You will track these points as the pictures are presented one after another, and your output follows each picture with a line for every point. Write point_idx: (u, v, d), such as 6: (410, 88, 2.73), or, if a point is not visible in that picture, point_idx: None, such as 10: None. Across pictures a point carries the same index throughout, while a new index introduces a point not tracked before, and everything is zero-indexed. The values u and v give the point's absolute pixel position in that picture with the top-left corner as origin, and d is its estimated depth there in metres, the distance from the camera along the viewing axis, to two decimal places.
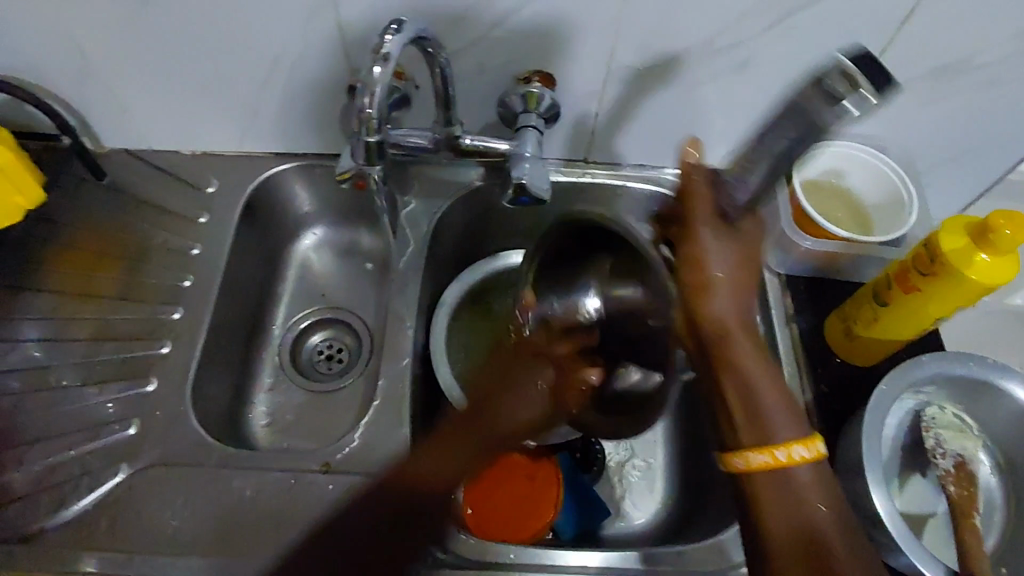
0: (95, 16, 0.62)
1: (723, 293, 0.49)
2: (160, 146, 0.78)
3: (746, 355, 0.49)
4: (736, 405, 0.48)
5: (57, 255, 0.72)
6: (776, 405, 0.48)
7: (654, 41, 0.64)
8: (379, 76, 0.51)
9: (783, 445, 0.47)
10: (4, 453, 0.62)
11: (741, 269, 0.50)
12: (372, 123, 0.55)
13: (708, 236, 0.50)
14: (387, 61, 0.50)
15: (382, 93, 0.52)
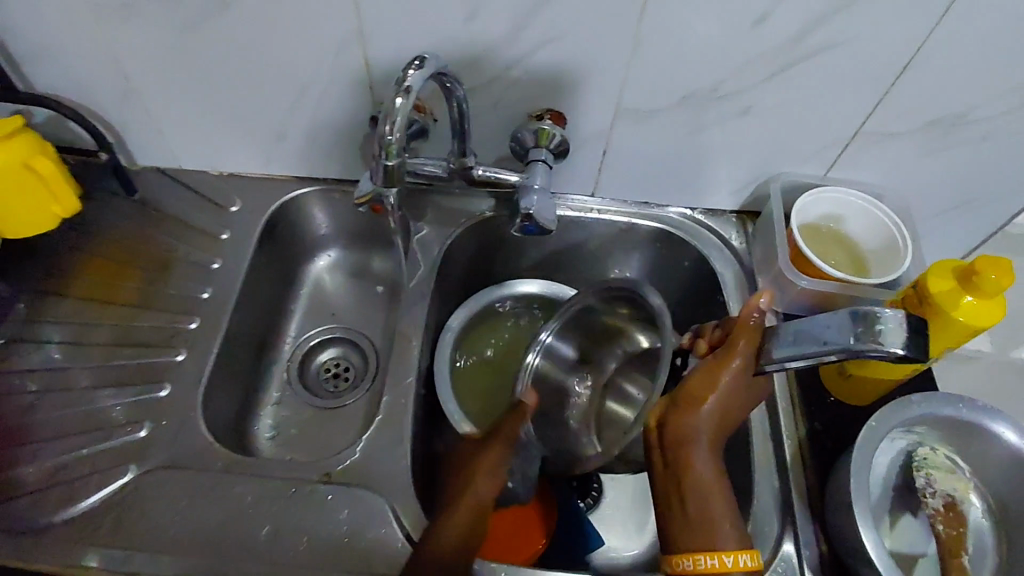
0: (141, 43, 0.67)
1: (704, 408, 0.56)
2: (189, 166, 0.82)
3: (703, 471, 0.55)
4: (677, 510, 0.55)
5: (84, 262, 0.76)
6: (719, 526, 0.53)
7: (661, 86, 0.68)
8: (401, 106, 0.55)
9: (730, 552, 0.52)
10: (18, 448, 0.64)
11: (733, 397, 0.57)
12: (392, 149, 0.58)
13: (731, 372, 0.56)
14: (409, 93, 0.53)
15: (403, 122, 0.56)
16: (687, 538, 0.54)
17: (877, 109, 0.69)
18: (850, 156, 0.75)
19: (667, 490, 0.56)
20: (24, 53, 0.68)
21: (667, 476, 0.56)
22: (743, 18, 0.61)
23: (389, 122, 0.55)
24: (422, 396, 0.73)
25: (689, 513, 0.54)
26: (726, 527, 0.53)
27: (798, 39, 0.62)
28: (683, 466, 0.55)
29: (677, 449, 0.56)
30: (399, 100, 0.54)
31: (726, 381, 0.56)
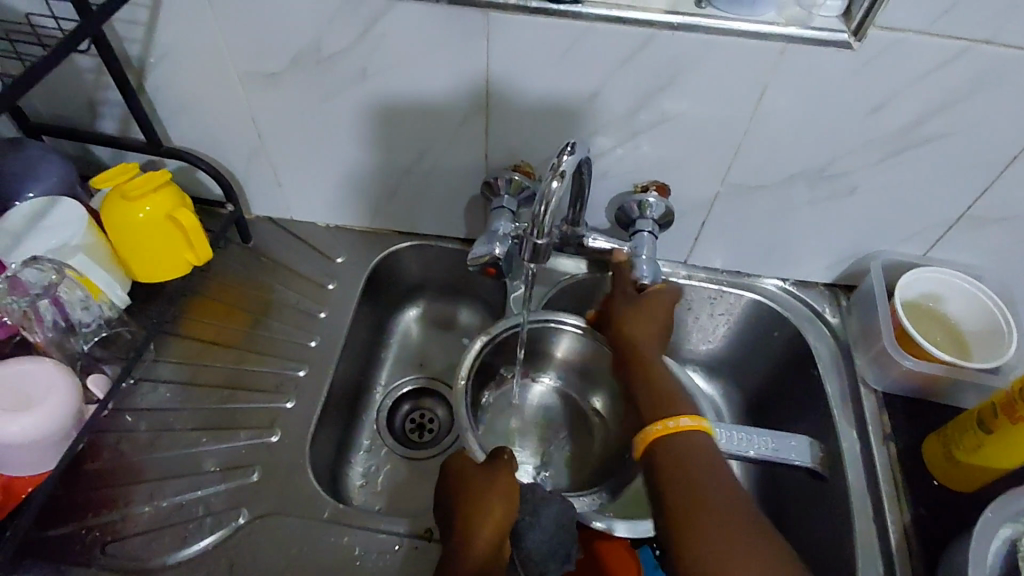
0: (278, 107, 0.72)
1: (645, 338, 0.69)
2: (299, 217, 0.87)
3: (684, 421, 0.60)
4: (665, 459, 0.58)
5: (197, 305, 0.79)
6: (718, 476, 0.56)
7: (768, 165, 0.70)
8: (555, 189, 0.56)
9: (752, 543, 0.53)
10: (133, 486, 0.66)
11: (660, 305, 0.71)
12: (544, 225, 0.59)
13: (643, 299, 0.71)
14: (564, 177, 0.54)
15: (557, 202, 0.57)
16: (694, 488, 0.55)
17: (982, 195, 0.70)
18: (951, 238, 0.75)
19: (659, 443, 0.59)
20: (170, 110, 0.74)
21: (660, 425, 0.60)
22: (858, 106, 0.63)
23: (544, 203, 0.56)
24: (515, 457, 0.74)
25: (690, 464, 0.57)
26: (721, 472, 0.57)
27: (910, 127, 0.64)
28: (673, 418, 0.60)
29: (653, 390, 0.64)
30: (554, 183, 0.55)
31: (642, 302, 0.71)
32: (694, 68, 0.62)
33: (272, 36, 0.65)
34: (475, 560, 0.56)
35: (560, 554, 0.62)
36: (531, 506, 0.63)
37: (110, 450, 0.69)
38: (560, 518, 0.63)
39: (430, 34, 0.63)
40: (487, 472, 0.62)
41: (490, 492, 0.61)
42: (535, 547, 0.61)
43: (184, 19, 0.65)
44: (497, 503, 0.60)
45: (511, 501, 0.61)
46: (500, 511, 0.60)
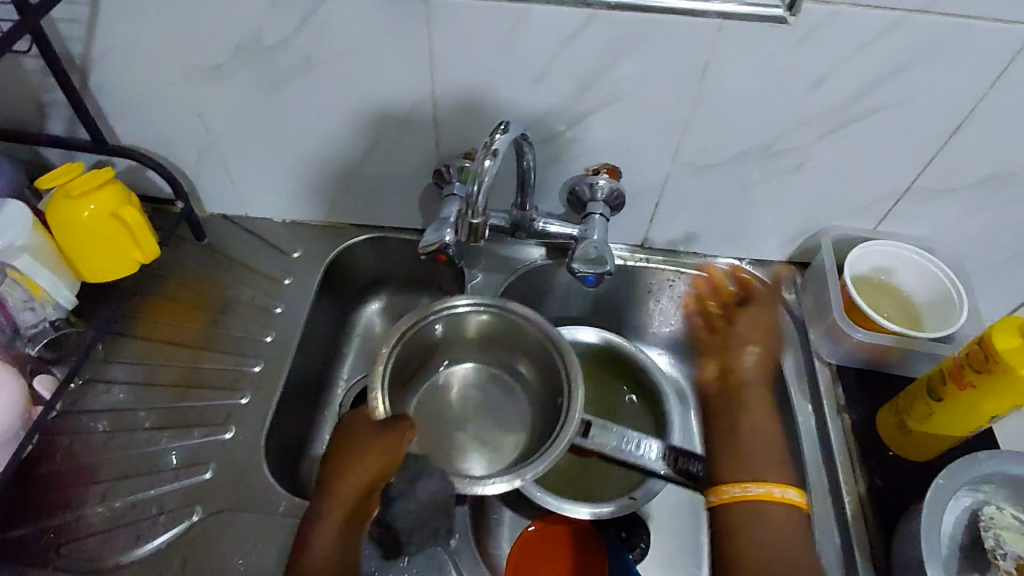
0: (223, 100, 0.71)
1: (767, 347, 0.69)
2: (256, 213, 0.86)
3: (752, 490, 0.61)
4: (741, 524, 0.60)
5: (151, 305, 0.78)
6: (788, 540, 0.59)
7: (715, 143, 0.70)
8: (487, 168, 0.56)
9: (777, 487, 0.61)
10: (87, 488, 0.66)
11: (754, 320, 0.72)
12: (477, 208, 0.59)
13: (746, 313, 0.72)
14: (496, 156, 0.55)
15: (489, 183, 0.57)
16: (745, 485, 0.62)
17: (928, 166, 0.70)
18: (901, 210, 0.76)
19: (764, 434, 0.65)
20: (116, 109, 0.73)
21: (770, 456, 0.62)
22: (801, 80, 0.63)
23: (477, 183, 0.56)
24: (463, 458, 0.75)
25: (747, 537, 0.59)
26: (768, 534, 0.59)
27: (853, 100, 0.65)
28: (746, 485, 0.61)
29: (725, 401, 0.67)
30: (487, 162, 0.56)
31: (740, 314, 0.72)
32: (636, 48, 0.62)
33: (214, 28, 0.64)
34: (338, 514, 0.57)
35: (428, 527, 0.63)
36: (409, 473, 0.63)
37: (63, 452, 0.68)
38: (438, 493, 0.63)
39: (371, 22, 0.62)
40: (377, 429, 0.61)
41: (354, 462, 0.59)
42: (402, 517, 0.62)
43: (122, 15, 0.64)
44: (370, 463, 0.59)
45: (388, 461, 0.59)
46: (373, 468, 0.59)
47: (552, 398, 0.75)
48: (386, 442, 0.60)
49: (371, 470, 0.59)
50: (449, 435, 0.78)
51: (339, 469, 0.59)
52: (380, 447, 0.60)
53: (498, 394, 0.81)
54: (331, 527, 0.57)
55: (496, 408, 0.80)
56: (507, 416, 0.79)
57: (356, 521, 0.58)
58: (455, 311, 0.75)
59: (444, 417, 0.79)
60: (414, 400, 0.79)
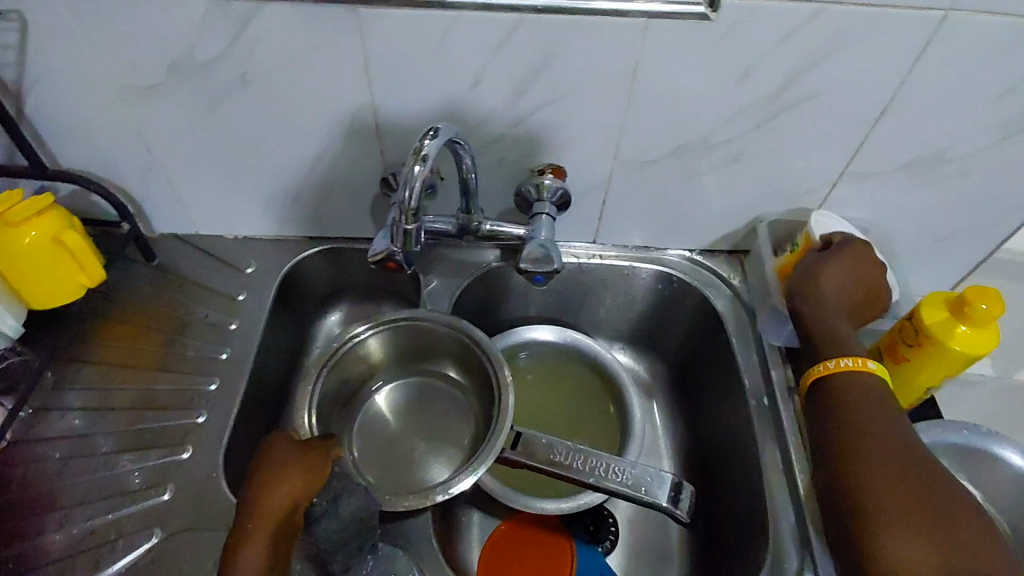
0: (164, 120, 0.71)
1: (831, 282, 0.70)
2: (207, 231, 0.86)
3: (845, 362, 0.63)
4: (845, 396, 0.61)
5: (103, 329, 0.78)
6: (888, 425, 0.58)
7: (655, 139, 0.72)
8: (418, 173, 0.57)
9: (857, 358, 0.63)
10: (43, 517, 0.65)
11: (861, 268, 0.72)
12: (411, 212, 0.60)
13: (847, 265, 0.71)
14: (425, 161, 0.57)
15: (420, 187, 0.58)
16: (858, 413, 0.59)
17: (859, 151, 0.73)
18: (839, 195, 0.78)
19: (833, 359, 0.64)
20: (53, 132, 0.72)
21: (823, 365, 0.64)
22: (729, 74, 0.65)
23: (408, 188, 0.58)
24: (408, 476, 0.71)
25: (857, 424, 0.59)
26: (892, 422, 0.58)
27: (781, 91, 0.67)
28: (836, 358, 0.64)
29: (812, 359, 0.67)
30: (417, 167, 0.57)
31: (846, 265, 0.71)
32: (568, 50, 0.64)
33: (146, 48, 0.64)
34: (258, 544, 0.50)
35: (351, 547, 0.55)
36: (330, 492, 0.55)
37: (16, 483, 0.67)
38: (361, 512, 0.55)
39: (304, 34, 0.63)
40: (295, 453, 0.56)
41: (272, 480, 0.53)
42: (323, 538, 0.53)
43: (50, 38, 0.63)
44: (286, 489, 0.53)
45: (305, 486, 0.53)
46: (291, 492, 0.53)
47: (486, 394, 0.73)
48: (302, 465, 0.54)
49: (290, 495, 0.53)
50: (390, 457, 0.73)
51: (255, 500, 0.53)
52: (295, 473, 0.54)
53: (438, 406, 0.77)
54: (249, 560, 0.50)
55: (440, 421, 0.76)
56: (449, 423, 0.76)
57: (278, 551, 0.51)
58: (362, 340, 0.73)
59: (383, 439, 0.75)
60: (353, 430, 0.75)
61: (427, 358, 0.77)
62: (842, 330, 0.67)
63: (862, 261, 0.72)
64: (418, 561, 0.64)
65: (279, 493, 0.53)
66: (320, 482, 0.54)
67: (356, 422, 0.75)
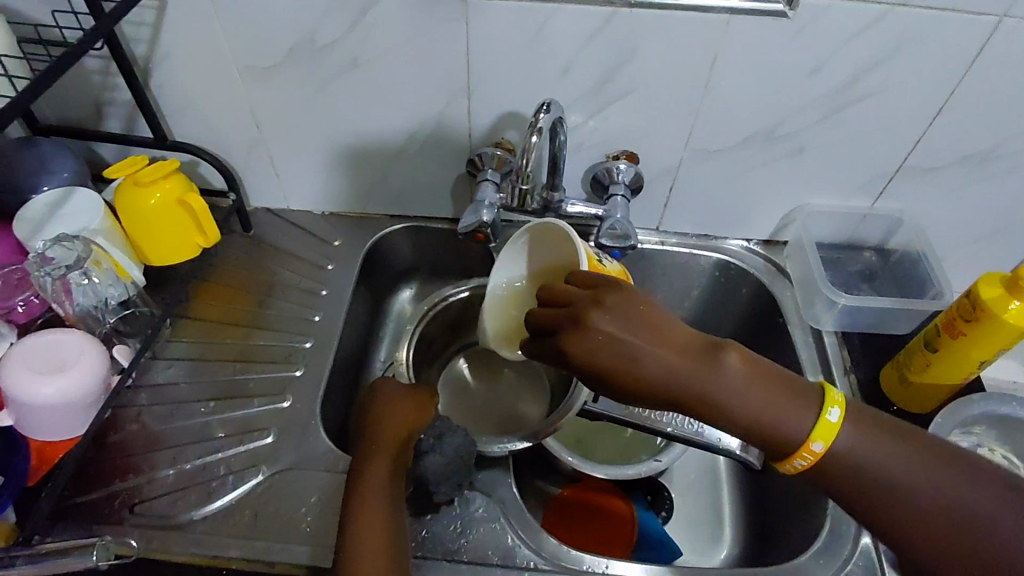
0: (275, 98, 0.78)
1: (637, 355, 0.50)
2: (297, 206, 0.93)
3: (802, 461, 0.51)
4: (826, 474, 0.51)
5: (205, 291, 0.84)
6: (885, 442, 0.51)
7: (724, 129, 0.77)
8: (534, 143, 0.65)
9: (806, 446, 0.50)
10: (158, 453, 0.71)
11: (629, 309, 0.51)
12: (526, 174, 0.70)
13: (605, 319, 0.51)
14: (542, 131, 0.64)
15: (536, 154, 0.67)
16: (847, 474, 0.50)
17: (915, 147, 0.78)
18: (893, 189, 0.83)
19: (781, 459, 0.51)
20: (173, 107, 0.80)
21: (791, 464, 0.51)
22: (798, 69, 0.71)
23: (526, 155, 0.66)
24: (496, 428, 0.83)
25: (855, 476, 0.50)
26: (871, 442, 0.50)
27: (846, 86, 0.72)
28: (790, 463, 0.51)
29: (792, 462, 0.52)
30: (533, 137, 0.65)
31: (602, 317, 0.51)
32: (652, 43, 0.70)
33: (270, 30, 0.71)
34: (388, 452, 0.62)
35: (454, 480, 0.66)
36: (436, 430, 0.67)
37: (132, 423, 0.73)
38: (461, 450, 0.67)
39: (412, 21, 0.70)
40: (409, 392, 0.68)
41: (393, 410, 0.66)
42: (431, 469, 0.65)
43: (187, 19, 0.71)
44: (407, 416, 0.66)
45: (421, 417, 0.67)
46: (408, 420, 0.66)
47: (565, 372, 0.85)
48: (419, 402, 0.68)
49: (413, 422, 0.66)
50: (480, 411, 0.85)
51: (379, 421, 0.65)
52: (414, 407, 0.67)
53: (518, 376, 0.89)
54: (381, 463, 0.61)
55: (517, 382, 0.89)
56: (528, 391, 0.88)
57: (401, 461, 0.63)
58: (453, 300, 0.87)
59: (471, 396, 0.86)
60: (442, 375, 0.90)
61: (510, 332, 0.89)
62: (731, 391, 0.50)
63: (620, 314, 0.51)
64: (501, 507, 0.69)
65: (401, 419, 0.65)
66: (429, 416, 0.67)
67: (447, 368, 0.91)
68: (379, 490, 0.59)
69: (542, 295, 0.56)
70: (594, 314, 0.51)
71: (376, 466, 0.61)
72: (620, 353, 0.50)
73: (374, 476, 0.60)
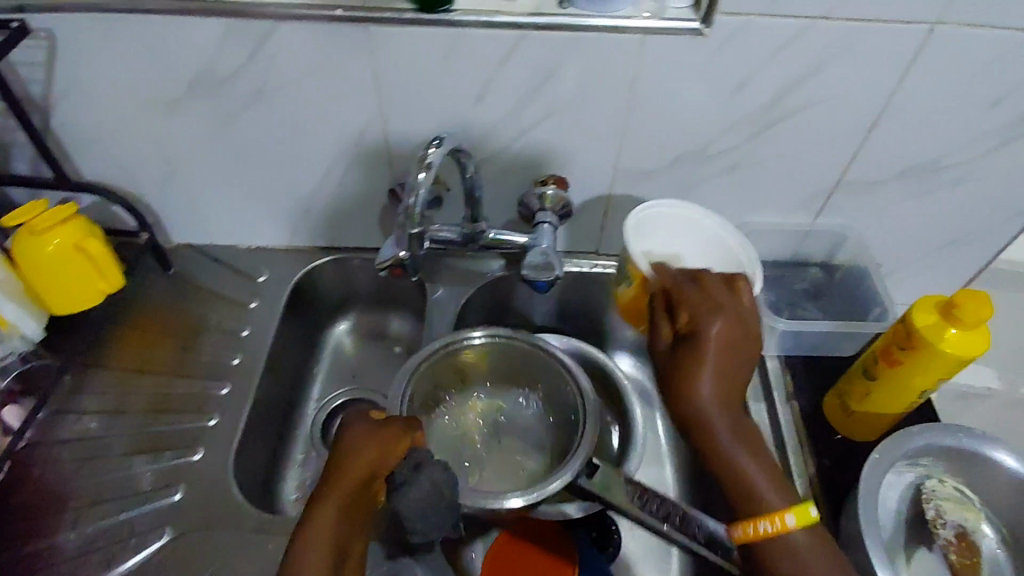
0: (182, 133, 0.74)
1: (705, 374, 0.60)
2: (222, 241, 0.89)
3: (764, 527, 0.56)
4: (770, 551, 0.56)
5: (118, 336, 0.80)
6: (818, 553, 0.55)
7: (655, 148, 0.74)
8: (422, 181, 0.61)
9: (778, 515, 0.56)
10: (60, 515, 0.67)
11: (737, 337, 0.62)
12: (416, 216, 0.64)
13: (714, 330, 0.61)
14: (430, 168, 0.60)
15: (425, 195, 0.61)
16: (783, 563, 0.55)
17: (853, 161, 0.75)
18: (836, 204, 0.80)
19: (745, 541, 0.57)
20: (78, 146, 0.76)
21: (743, 530, 0.57)
22: (724, 86, 0.68)
23: (414, 195, 0.61)
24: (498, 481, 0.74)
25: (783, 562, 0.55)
26: (808, 541, 0.55)
27: (775, 102, 0.69)
28: (751, 525, 0.56)
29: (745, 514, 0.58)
30: (421, 175, 0.60)
31: (716, 330, 0.61)
32: (569, 65, 0.66)
33: (168, 65, 0.68)
34: (339, 494, 0.58)
35: (434, 520, 0.58)
36: (412, 461, 0.59)
37: (33, 483, 0.69)
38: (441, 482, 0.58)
39: (314, 50, 0.66)
40: (381, 424, 0.62)
41: (356, 445, 0.60)
42: (404, 507, 0.57)
43: (77, 57, 0.67)
44: (369, 453, 0.60)
45: (385, 452, 0.60)
46: (369, 458, 0.60)
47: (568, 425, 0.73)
48: (387, 438, 0.61)
49: (379, 460, 0.60)
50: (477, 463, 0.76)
51: (340, 458, 0.60)
52: (382, 442, 0.61)
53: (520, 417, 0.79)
54: (330, 505, 0.57)
55: (512, 429, 0.79)
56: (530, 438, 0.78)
57: (355, 503, 0.58)
58: (468, 345, 0.75)
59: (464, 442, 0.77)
60: (435, 423, 0.78)
61: (512, 370, 0.79)
62: (740, 456, 0.59)
63: (730, 339, 0.61)
64: None
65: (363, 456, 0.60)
66: (397, 450, 0.60)
67: (439, 412, 0.78)
68: (321, 539, 0.56)
69: (705, 284, 0.65)
70: (710, 331, 0.61)
71: (320, 507, 0.57)
72: (695, 367, 0.60)
73: (317, 522, 0.56)
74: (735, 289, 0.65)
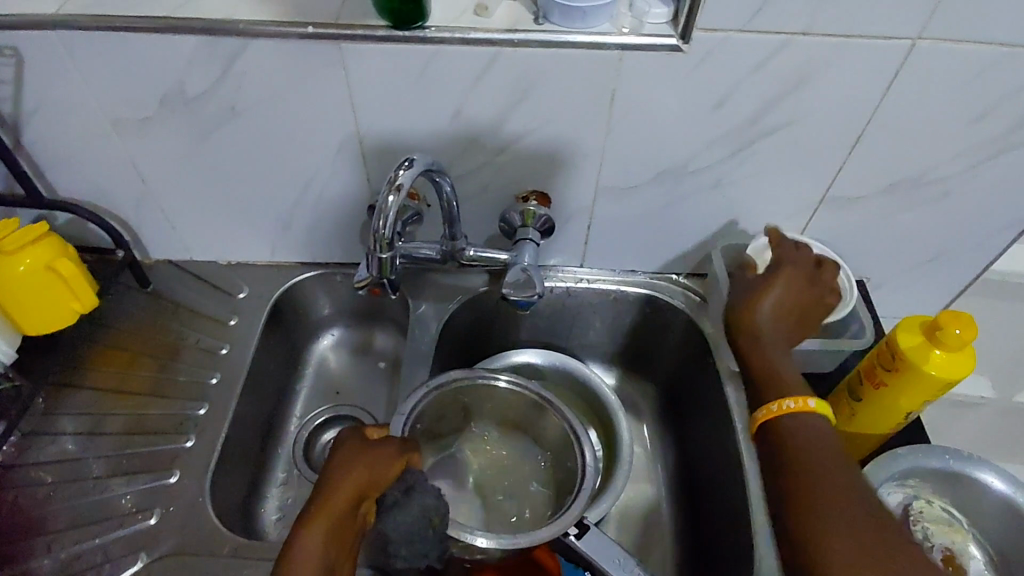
0: (156, 150, 0.73)
1: (770, 296, 0.70)
2: (202, 257, 0.88)
3: (787, 404, 0.60)
4: (790, 431, 0.59)
5: (95, 355, 0.79)
6: (832, 470, 0.54)
7: (638, 164, 0.73)
8: (392, 202, 0.60)
9: (800, 398, 0.60)
10: (32, 541, 0.66)
11: (802, 297, 0.71)
12: (385, 240, 0.63)
13: (779, 284, 0.70)
14: (399, 190, 0.59)
15: (393, 215, 0.61)
16: (808, 458, 0.56)
17: (838, 176, 0.74)
18: (822, 218, 0.79)
19: (770, 422, 0.60)
20: (50, 163, 0.75)
21: (767, 407, 0.61)
22: (705, 102, 0.67)
23: (382, 217, 0.60)
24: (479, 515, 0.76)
25: (797, 435, 0.58)
26: (820, 427, 0.58)
27: (757, 118, 0.68)
28: (776, 400, 0.61)
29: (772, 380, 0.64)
30: (391, 196, 0.59)
31: (779, 286, 0.70)
32: (547, 81, 0.65)
33: (138, 83, 0.66)
34: (327, 517, 0.55)
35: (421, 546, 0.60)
36: (405, 483, 0.62)
37: (6, 508, 0.68)
38: (430, 511, 0.61)
39: (287, 67, 0.65)
40: (371, 447, 0.62)
41: (344, 467, 0.60)
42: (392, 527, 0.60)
43: (46, 75, 0.66)
44: (358, 474, 0.59)
45: (373, 476, 0.60)
46: (358, 480, 0.59)
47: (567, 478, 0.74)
48: (380, 463, 0.61)
49: (371, 483, 0.60)
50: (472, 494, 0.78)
51: (328, 478, 0.59)
52: (374, 467, 0.60)
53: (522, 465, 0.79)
54: (319, 527, 0.55)
55: (514, 467, 0.79)
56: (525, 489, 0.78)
57: (343, 526, 0.56)
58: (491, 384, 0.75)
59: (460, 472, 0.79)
60: (443, 447, 0.79)
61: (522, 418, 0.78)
62: (786, 367, 0.65)
63: (796, 286, 0.70)
64: None
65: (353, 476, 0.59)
66: (383, 475, 0.61)
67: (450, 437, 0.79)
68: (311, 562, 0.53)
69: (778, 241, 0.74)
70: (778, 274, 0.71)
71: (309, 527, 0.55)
72: (765, 290, 0.70)
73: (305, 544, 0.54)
74: (790, 246, 0.74)
